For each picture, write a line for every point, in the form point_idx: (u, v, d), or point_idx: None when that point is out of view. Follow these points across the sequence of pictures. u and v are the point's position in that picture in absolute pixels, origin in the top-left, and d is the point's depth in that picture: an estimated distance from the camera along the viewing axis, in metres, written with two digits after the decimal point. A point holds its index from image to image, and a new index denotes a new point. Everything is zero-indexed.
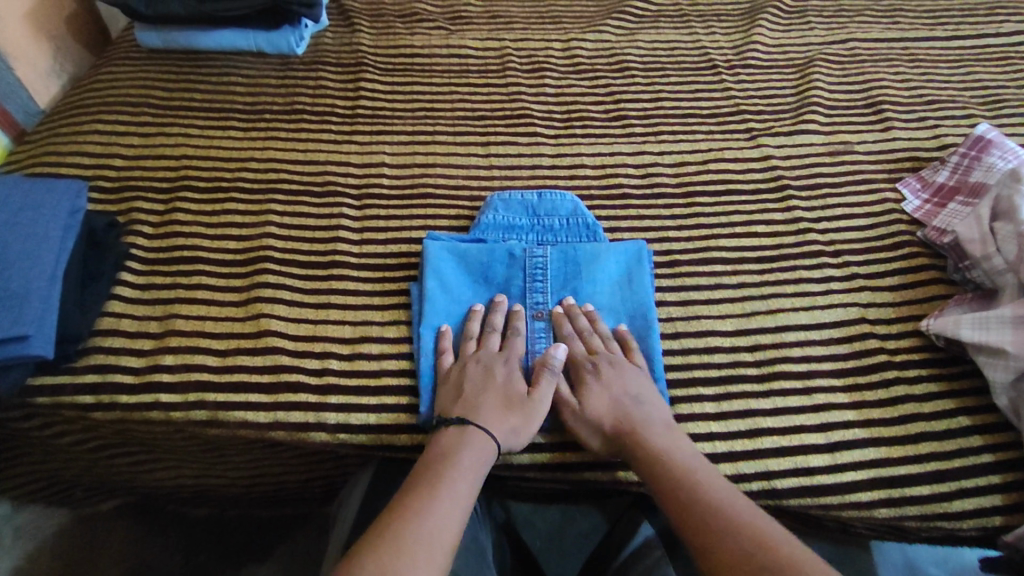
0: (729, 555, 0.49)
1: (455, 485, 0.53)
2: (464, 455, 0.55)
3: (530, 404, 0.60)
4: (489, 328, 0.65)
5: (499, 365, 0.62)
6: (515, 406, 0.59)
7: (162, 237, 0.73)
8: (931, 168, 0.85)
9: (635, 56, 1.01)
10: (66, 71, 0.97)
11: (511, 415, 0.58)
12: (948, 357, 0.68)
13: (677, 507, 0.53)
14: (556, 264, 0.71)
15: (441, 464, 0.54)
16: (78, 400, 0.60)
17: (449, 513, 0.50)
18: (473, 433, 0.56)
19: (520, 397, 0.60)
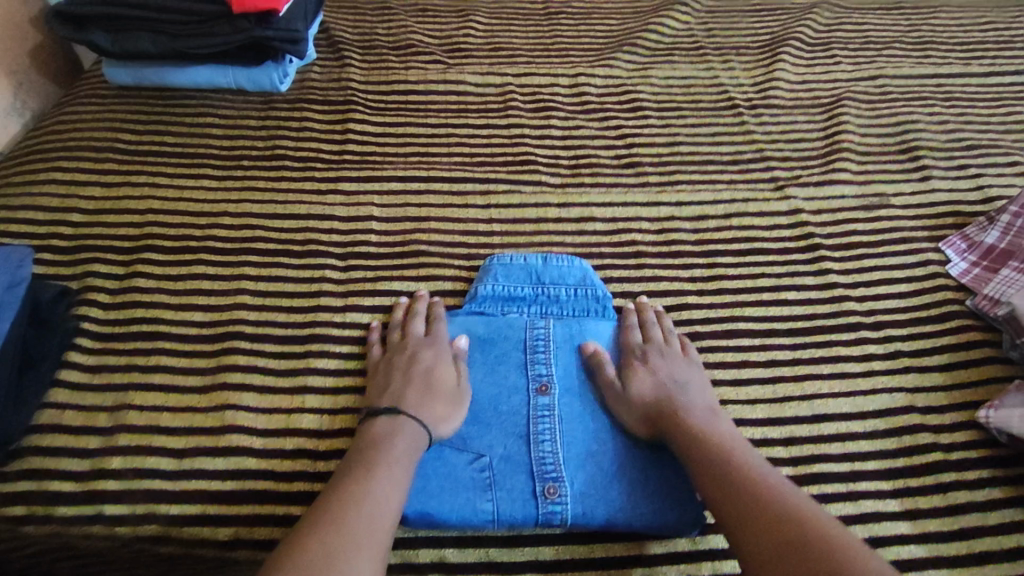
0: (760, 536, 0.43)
1: (391, 471, 0.48)
2: (398, 443, 0.51)
3: (453, 385, 0.57)
4: (412, 317, 0.64)
5: (424, 348, 0.60)
6: (438, 384, 0.56)
7: (119, 306, 0.65)
8: (977, 225, 0.77)
9: (648, 93, 0.93)
10: (29, 108, 0.89)
11: (436, 395, 0.55)
12: (1012, 455, 0.60)
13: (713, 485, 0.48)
14: (560, 340, 0.63)
15: (373, 453, 0.50)
16: (8, 513, 0.52)
17: (385, 500, 0.46)
18: (404, 419, 0.53)
19: (444, 375, 0.57)
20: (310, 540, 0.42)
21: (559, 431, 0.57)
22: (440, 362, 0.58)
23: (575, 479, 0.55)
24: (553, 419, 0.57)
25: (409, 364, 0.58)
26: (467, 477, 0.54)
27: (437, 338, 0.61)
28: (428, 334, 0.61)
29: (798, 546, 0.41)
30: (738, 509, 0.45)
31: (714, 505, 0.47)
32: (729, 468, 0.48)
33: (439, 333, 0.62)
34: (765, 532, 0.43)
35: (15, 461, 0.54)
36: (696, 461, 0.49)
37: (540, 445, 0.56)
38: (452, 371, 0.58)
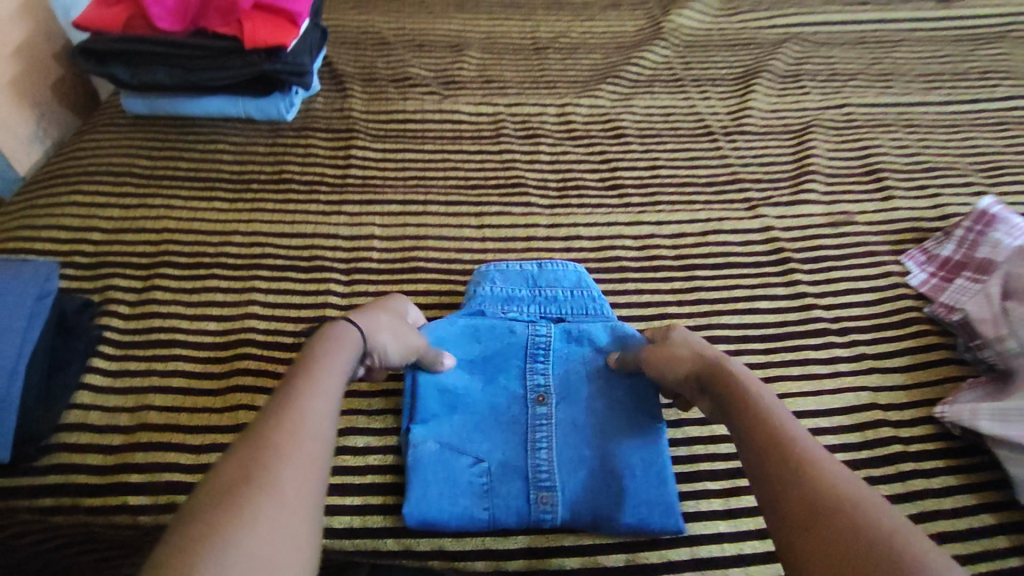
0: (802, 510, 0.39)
1: (330, 397, 0.46)
2: (329, 366, 0.48)
3: (395, 319, 0.60)
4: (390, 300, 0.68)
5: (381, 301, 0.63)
6: (380, 312, 0.59)
7: (138, 317, 0.70)
8: (936, 239, 0.83)
9: (630, 121, 1.00)
10: (49, 136, 0.95)
11: (373, 314, 0.58)
12: (967, 446, 0.65)
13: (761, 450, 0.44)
14: (557, 344, 0.67)
15: (305, 377, 0.46)
16: (37, 504, 0.56)
17: (326, 422, 0.44)
18: (342, 344, 0.51)
19: (391, 314, 0.60)
20: (257, 463, 0.38)
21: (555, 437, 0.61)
22: (388, 304, 0.62)
23: (566, 487, 0.58)
24: (550, 426, 0.62)
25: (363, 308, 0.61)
26: (466, 480, 0.58)
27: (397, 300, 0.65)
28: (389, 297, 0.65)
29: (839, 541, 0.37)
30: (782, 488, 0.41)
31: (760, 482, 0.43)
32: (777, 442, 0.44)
33: (401, 302, 0.65)
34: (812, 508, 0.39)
35: (44, 456, 0.58)
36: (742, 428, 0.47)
37: (537, 452, 0.60)
38: (397, 315, 0.61)
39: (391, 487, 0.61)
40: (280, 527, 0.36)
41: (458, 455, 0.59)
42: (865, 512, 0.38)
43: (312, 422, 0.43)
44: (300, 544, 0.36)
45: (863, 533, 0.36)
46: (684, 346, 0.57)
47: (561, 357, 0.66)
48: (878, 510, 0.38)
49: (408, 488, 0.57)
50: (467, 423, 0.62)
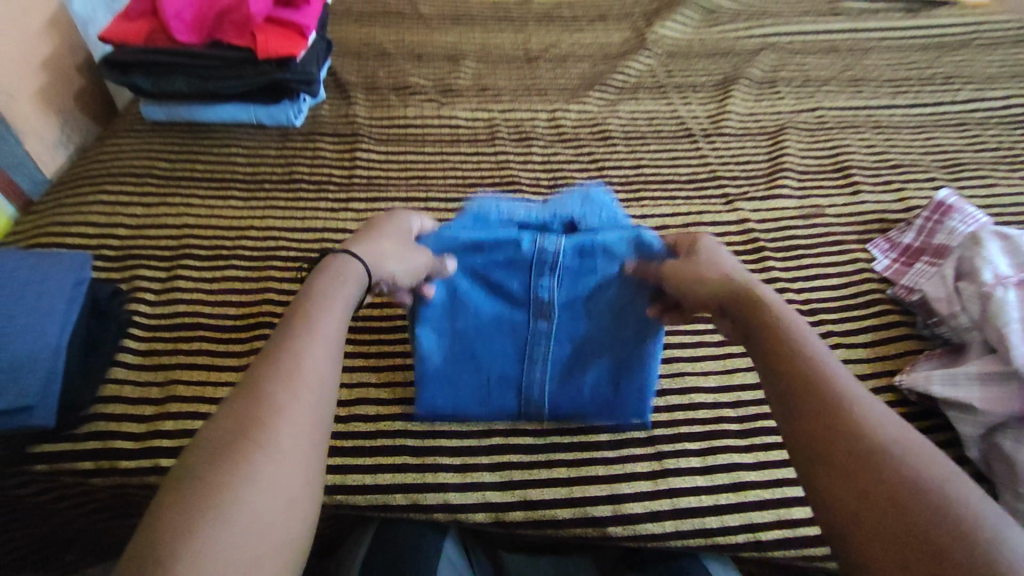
0: (846, 453, 0.39)
1: (329, 343, 0.47)
2: (328, 309, 0.49)
3: (397, 242, 0.59)
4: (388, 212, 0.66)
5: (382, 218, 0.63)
6: (382, 236, 0.59)
7: (164, 303, 0.76)
8: (898, 229, 0.90)
9: (616, 125, 1.07)
10: (72, 142, 1.01)
11: (375, 241, 0.58)
12: (923, 411, 0.72)
13: (801, 386, 0.44)
14: (569, 258, 0.63)
15: (304, 323, 0.47)
16: (78, 466, 0.62)
17: (324, 370, 0.45)
18: (342, 279, 0.52)
19: (393, 235, 0.60)
20: (255, 420, 0.40)
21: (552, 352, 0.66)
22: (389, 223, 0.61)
23: (553, 397, 0.67)
24: (548, 340, 0.65)
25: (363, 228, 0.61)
26: (470, 386, 0.67)
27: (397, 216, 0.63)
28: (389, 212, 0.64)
29: (890, 489, 0.37)
30: (824, 429, 0.41)
31: (798, 418, 0.43)
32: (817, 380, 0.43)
33: (401, 217, 0.64)
34: (857, 451, 0.39)
35: (83, 425, 0.64)
36: (776, 363, 0.46)
37: (533, 366, 0.66)
38: (399, 236, 0.61)
39: (399, 450, 0.67)
40: (278, 483, 0.38)
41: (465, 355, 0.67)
42: (912, 457, 0.38)
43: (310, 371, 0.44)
44: (294, 503, 0.39)
45: (915, 483, 0.36)
46: (709, 270, 0.56)
47: (565, 278, 0.63)
48: (926, 456, 0.38)
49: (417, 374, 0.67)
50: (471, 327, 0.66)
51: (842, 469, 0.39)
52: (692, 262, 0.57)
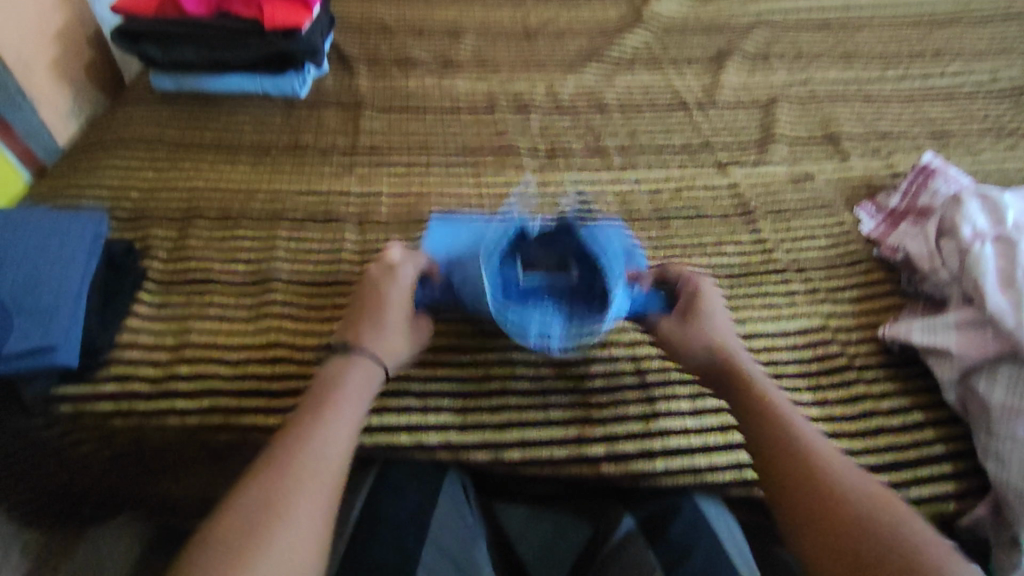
0: (817, 501, 0.51)
1: (345, 421, 0.56)
2: (339, 398, 0.58)
3: (402, 323, 0.66)
4: (386, 261, 0.69)
5: (384, 297, 0.66)
6: (389, 322, 0.65)
7: (177, 260, 0.79)
8: (885, 193, 0.93)
9: (613, 96, 1.10)
10: (83, 112, 1.04)
11: (383, 329, 0.64)
12: (903, 360, 0.76)
13: (781, 451, 0.55)
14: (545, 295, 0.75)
15: (318, 408, 0.56)
16: (99, 408, 0.65)
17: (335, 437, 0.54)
18: (354, 365, 0.61)
19: (398, 321, 0.66)
20: (281, 472, 0.50)
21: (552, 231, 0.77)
22: (393, 312, 0.66)
23: None
24: None
25: (369, 302, 0.66)
26: None
27: (398, 283, 0.67)
28: (389, 286, 0.67)
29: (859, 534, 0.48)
30: (799, 484, 0.52)
31: (778, 475, 0.54)
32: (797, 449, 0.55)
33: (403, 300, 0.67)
34: (831, 503, 0.50)
35: (102, 370, 0.67)
36: (761, 428, 0.58)
37: None
38: (403, 310, 0.66)
39: (402, 392, 0.70)
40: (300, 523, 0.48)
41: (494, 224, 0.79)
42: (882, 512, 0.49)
43: (319, 441, 0.53)
44: (310, 544, 0.47)
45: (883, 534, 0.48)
46: (704, 340, 0.66)
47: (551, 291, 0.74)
48: (892, 509, 0.50)
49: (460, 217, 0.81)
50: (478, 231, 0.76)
51: (819, 519, 0.50)
52: (689, 330, 0.67)
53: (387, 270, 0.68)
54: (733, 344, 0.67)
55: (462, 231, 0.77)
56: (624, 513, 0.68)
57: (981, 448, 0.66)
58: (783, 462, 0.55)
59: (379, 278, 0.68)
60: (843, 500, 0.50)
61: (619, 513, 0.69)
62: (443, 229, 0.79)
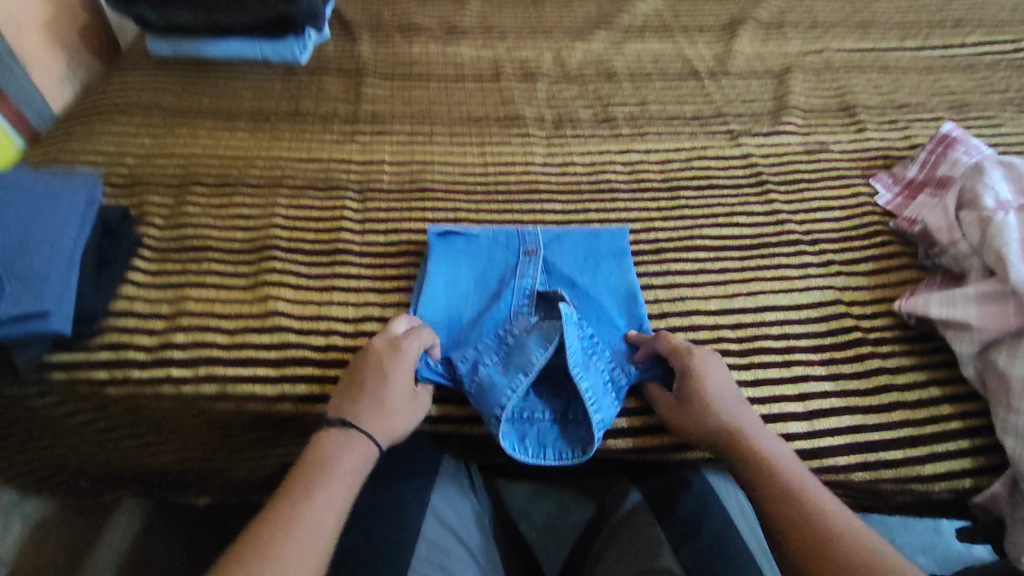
0: None
1: (342, 485, 0.54)
2: (329, 472, 0.54)
3: (404, 405, 0.59)
4: (391, 337, 0.62)
5: (383, 378, 0.59)
6: (389, 402, 0.58)
7: (173, 227, 0.77)
8: (902, 165, 0.91)
9: (622, 64, 1.06)
10: (78, 78, 1.02)
11: (383, 410, 0.58)
12: (919, 335, 0.74)
13: (810, 539, 0.52)
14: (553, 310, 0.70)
15: (318, 468, 0.54)
16: (93, 376, 0.64)
17: (331, 504, 0.52)
18: (352, 438, 0.56)
19: (400, 402, 0.59)
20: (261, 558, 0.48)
21: (551, 265, 0.74)
22: (395, 397, 0.59)
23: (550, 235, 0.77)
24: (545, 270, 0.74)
25: (366, 381, 0.59)
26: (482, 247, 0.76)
27: (399, 361, 0.60)
28: (391, 364, 0.59)
29: None
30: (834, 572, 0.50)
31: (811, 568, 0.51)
32: (825, 535, 0.52)
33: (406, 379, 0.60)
34: None
35: (96, 338, 0.66)
36: (784, 519, 0.54)
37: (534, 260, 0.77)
38: (405, 389, 0.59)
39: None
40: None
41: (496, 246, 0.75)
42: None
43: (316, 508, 0.51)
44: None
45: None
46: (698, 418, 0.60)
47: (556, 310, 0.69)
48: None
49: (460, 228, 0.76)
50: (471, 280, 0.72)
51: None
52: (681, 408, 0.61)
53: (388, 349, 0.60)
54: (735, 412, 0.60)
55: (460, 269, 0.73)
56: (631, 489, 0.70)
57: (999, 425, 0.65)
58: (813, 547, 0.52)
59: (381, 353, 0.60)
60: None
61: (626, 490, 0.71)
62: (444, 258, 0.73)
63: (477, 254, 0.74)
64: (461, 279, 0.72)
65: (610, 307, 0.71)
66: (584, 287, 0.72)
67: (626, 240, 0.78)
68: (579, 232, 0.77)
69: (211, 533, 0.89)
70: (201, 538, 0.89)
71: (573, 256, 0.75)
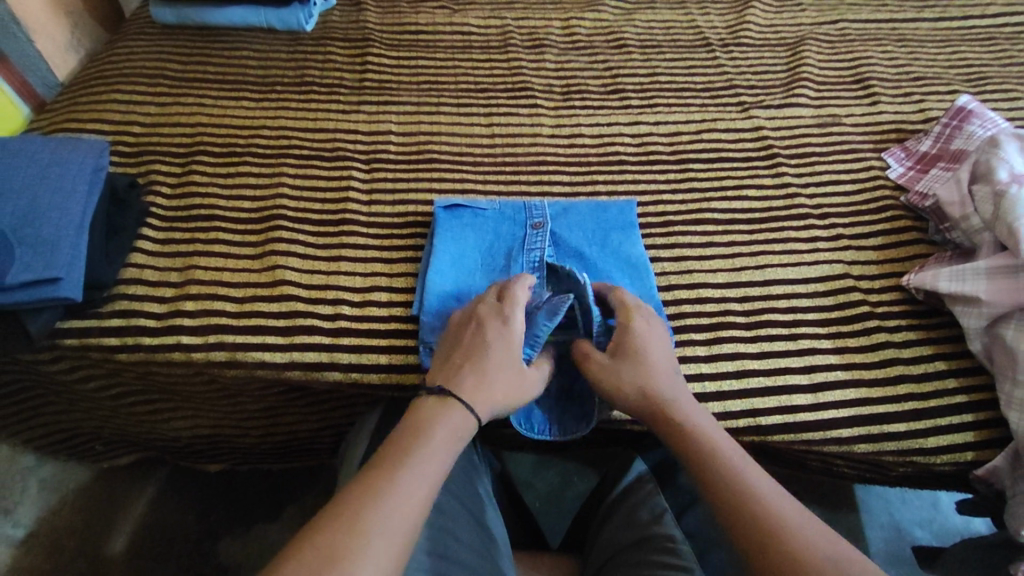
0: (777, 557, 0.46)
1: (441, 451, 0.51)
2: (428, 439, 0.51)
3: (513, 382, 0.57)
4: (502, 306, 0.60)
5: (496, 353, 0.57)
6: (493, 372, 0.56)
7: (180, 197, 0.77)
8: (915, 138, 0.89)
9: (632, 33, 1.04)
10: (83, 47, 1.01)
11: (491, 384, 0.55)
12: (927, 309, 0.73)
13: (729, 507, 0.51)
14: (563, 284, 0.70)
15: (419, 433, 0.51)
16: (104, 342, 0.64)
17: (420, 509, 0.47)
18: (455, 422, 0.53)
19: (508, 377, 0.57)
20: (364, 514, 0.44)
21: (560, 239, 0.74)
22: (503, 371, 0.57)
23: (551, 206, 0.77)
24: (551, 241, 0.73)
25: (476, 355, 0.57)
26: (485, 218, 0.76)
27: (510, 341, 0.58)
28: (503, 340, 0.58)
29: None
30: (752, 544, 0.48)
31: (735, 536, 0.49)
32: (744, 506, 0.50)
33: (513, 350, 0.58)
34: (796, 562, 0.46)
35: (107, 305, 0.66)
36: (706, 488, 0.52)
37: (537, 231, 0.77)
38: (513, 368, 0.58)
39: (408, 331, 0.67)
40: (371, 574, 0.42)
41: (504, 220, 0.75)
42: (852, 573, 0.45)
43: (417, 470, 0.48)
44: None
45: None
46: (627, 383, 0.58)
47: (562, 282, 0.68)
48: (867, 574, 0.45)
49: (466, 200, 0.76)
50: (480, 253, 0.73)
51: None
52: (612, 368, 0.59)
53: (501, 326, 0.59)
54: (659, 378, 0.59)
55: (467, 242, 0.73)
56: (633, 460, 0.70)
57: (1004, 399, 0.65)
58: (739, 521, 0.49)
59: (490, 322, 0.59)
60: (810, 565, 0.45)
61: (629, 459, 0.70)
62: (449, 231, 0.73)
63: (484, 228, 0.74)
64: (469, 251, 0.72)
65: (617, 278, 0.71)
66: (592, 259, 0.72)
67: (634, 212, 0.78)
68: (586, 204, 0.77)
69: (222, 499, 0.91)
70: (213, 504, 0.90)
71: (580, 229, 0.75)
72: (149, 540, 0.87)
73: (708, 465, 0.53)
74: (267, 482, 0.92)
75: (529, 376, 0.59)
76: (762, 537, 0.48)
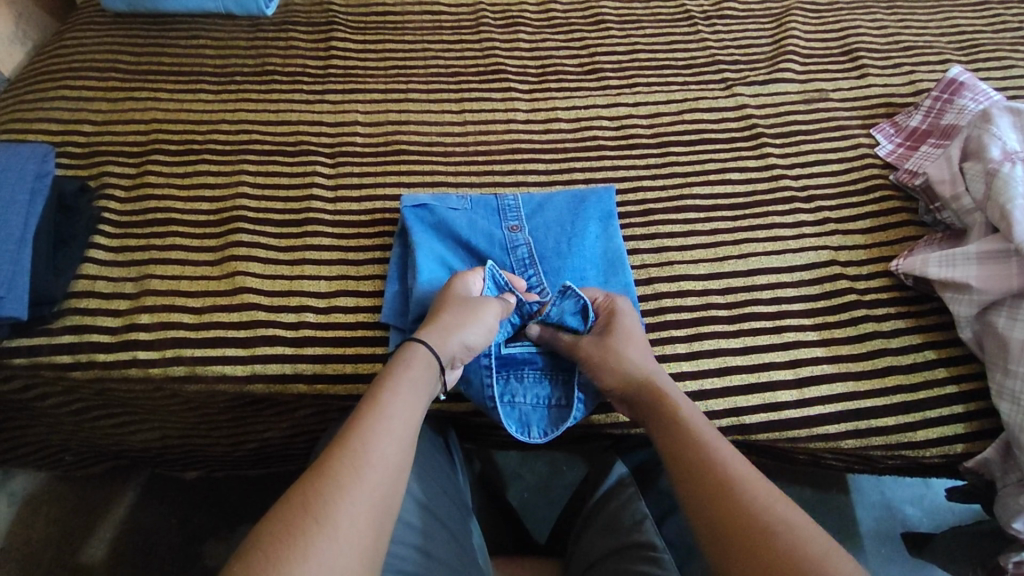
0: (737, 521, 0.45)
1: (417, 390, 0.52)
2: (409, 380, 0.52)
3: (467, 313, 0.58)
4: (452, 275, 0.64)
5: (440, 300, 0.60)
6: (440, 314, 0.58)
7: (134, 200, 0.73)
8: (904, 113, 0.86)
9: (609, 8, 1.00)
10: (29, 38, 0.96)
11: (439, 321, 0.57)
12: (915, 295, 0.71)
13: (694, 474, 0.50)
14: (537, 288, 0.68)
15: (399, 373, 0.52)
16: (56, 360, 0.61)
17: (392, 453, 0.47)
18: (415, 367, 0.53)
19: (454, 313, 0.58)
20: (353, 448, 0.46)
21: (536, 237, 0.71)
22: (450, 308, 0.59)
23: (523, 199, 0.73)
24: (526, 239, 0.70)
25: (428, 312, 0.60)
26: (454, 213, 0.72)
27: (454, 288, 0.61)
28: (444, 291, 0.61)
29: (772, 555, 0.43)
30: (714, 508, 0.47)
31: (694, 501, 0.49)
32: (713, 473, 0.49)
33: (460, 295, 0.60)
34: (751, 526, 0.45)
35: (58, 320, 0.64)
36: (674, 459, 0.52)
37: None
38: (463, 302, 0.59)
39: (377, 339, 0.64)
40: (364, 501, 0.43)
41: (478, 217, 0.71)
42: (808, 536, 0.44)
43: (398, 406, 0.50)
44: (372, 527, 0.43)
45: (799, 558, 0.42)
46: (609, 366, 0.59)
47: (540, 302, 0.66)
48: (821, 536, 0.44)
49: (433, 200, 0.71)
50: (454, 252, 0.69)
51: (739, 555, 0.44)
52: (597, 351, 0.60)
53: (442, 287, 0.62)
54: (651, 366, 0.59)
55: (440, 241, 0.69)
56: (615, 462, 0.68)
57: (994, 388, 0.62)
58: (704, 487, 0.48)
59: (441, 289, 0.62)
60: (767, 528, 0.44)
61: (610, 460, 0.69)
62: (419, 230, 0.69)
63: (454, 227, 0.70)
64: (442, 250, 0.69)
65: (591, 277, 0.69)
66: (569, 259, 0.69)
67: (613, 201, 0.75)
68: (563, 196, 0.74)
69: (202, 503, 0.88)
70: (190, 509, 0.88)
71: (556, 225, 0.71)
72: (123, 549, 0.85)
73: (681, 438, 0.52)
74: (245, 485, 0.90)
75: (484, 305, 0.59)
76: (726, 504, 0.47)
